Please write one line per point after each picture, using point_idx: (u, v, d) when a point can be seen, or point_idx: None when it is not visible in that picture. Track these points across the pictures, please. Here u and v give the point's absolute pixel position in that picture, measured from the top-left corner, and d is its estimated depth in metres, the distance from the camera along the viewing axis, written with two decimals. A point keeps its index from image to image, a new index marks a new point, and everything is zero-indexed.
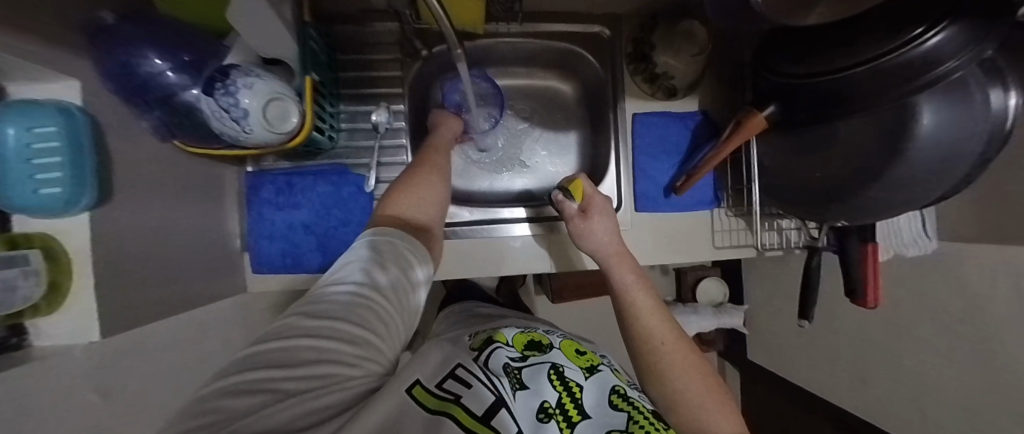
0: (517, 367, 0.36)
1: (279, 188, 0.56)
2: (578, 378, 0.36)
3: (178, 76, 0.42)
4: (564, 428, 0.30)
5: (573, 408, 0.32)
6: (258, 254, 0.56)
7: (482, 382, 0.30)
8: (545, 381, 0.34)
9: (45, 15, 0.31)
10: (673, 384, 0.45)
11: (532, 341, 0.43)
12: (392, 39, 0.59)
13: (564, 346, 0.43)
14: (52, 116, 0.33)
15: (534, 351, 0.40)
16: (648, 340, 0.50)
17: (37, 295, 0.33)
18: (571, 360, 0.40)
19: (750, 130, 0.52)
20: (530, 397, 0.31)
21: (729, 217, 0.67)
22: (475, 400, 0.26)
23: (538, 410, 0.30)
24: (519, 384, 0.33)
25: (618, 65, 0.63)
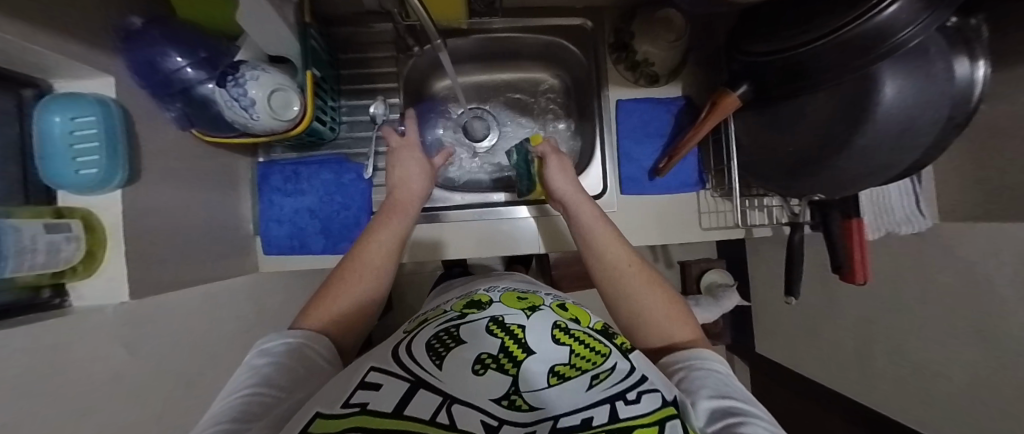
0: (454, 325, 0.35)
1: (287, 177, 0.61)
2: (519, 321, 0.35)
3: (195, 72, 0.47)
4: (508, 369, 0.28)
5: (516, 348, 0.30)
6: (267, 237, 0.61)
7: (399, 374, 0.27)
8: (484, 334, 0.33)
9: (69, 22, 0.36)
10: (636, 304, 0.45)
11: (471, 301, 0.43)
12: (387, 38, 0.65)
13: (503, 298, 0.43)
14: (93, 106, 0.40)
15: (473, 308, 0.40)
16: (609, 266, 0.49)
17: (76, 258, 0.39)
18: (509, 306, 0.39)
19: (724, 110, 0.54)
20: (467, 351, 0.30)
21: (715, 199, 0.68)
22: (385, 399, 0.23)
23: (474, 364, 0.29)
24: (454, 343, 0.32)
25: (601, 54, 0.66)
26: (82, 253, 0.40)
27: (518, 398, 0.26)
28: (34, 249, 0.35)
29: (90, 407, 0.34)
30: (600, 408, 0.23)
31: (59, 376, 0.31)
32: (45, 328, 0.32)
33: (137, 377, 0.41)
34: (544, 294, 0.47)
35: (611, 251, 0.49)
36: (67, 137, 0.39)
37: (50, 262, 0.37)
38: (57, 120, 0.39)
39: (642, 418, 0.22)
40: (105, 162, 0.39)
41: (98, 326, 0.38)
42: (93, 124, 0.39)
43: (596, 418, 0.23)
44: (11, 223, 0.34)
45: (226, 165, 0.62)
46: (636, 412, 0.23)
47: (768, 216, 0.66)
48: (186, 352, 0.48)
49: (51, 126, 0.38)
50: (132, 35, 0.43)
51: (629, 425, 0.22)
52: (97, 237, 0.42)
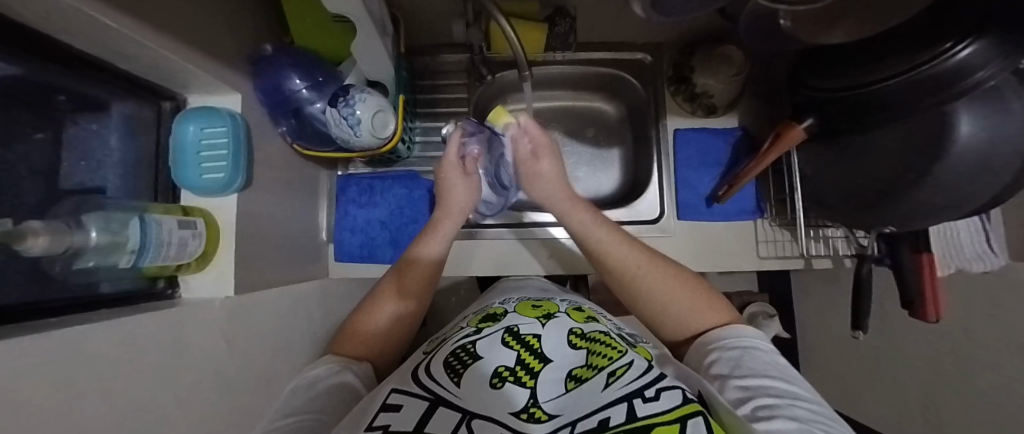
0: (472, 342, 0.43)
1: (362, 189, 0.69)
2: (533, 331, 0.44)
3: (310, 93, 0.53)
4: (527, 381, 0.36)
5: (534, 358, 0.39)
6: (341, 244, 0.68)
7: (417, 395, 0.34)
8: (500, 348, 0.41)
9: (204, 43, 0.42)
10: (661, 297, 0.47)
11: (487, 315, 0.52)
12: (460, 67, 0.71)
13: (518, 308, 0.53)
14: (224, 118, 0.45)
15: (488, 324, 0.49)
16: (626, 268, 0.50)
17: (197, 252, 0.42)
18: (526, 316, 0.49)
19: (787, 141, 0.56)
20: (485, 365, 0.38)
21: (773, 228, 0.69)
22: (408, 418, 0.30)
23: (492, 377, 0.36)
24: (473, 358, 0.40)
25: (660, 87, 0.70)
26: (196, 252, 0.42)
27: (537, 410, 0.33)
28: (168, 242, 0.39)
29: (187, 395, 0.36)
30: (618, 406, 0.29)
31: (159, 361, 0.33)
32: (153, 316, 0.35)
33: (228, 370, 0.43)
34: (559, 300, 0.58)
35: (622, 256, 0.51)
36: (196, 145, 0.44)
37: (175, 255, 0.40)
38: (190, 129, 0.44)
39: (664, 415, 0.27)
40: (228, 168, 0.44)
41: (201, 317, 0.40)
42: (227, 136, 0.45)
43: (612, 416, 0.28)
44: (155, 217, 0.38)
45: (311, 176, 0.67)
46: (654, 411, 0.28)
47: (829, 246, 0.67)
48: (267, 349, 0.51)
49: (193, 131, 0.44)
50: (263, 61, 0.50)
51: (648, 424, 0.26)
52: (212, 235, 0.45)
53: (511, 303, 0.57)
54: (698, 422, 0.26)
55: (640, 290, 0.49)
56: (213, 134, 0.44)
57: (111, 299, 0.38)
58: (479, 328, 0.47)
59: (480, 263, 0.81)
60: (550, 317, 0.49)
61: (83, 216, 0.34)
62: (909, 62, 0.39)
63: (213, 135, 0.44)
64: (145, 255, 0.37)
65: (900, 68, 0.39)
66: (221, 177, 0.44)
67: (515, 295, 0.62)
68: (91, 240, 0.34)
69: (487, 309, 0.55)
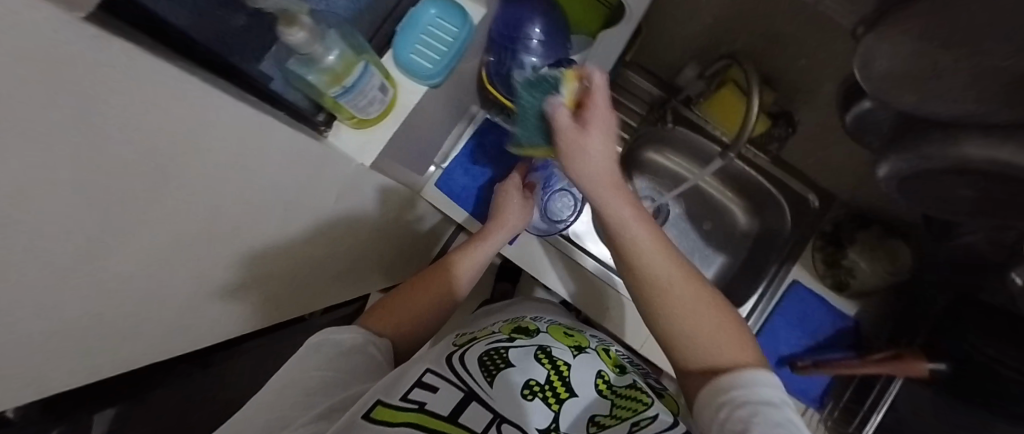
0: (505, 348, 0.44)
1: (496, 145, 0.72)
2: (564, 358, 0.44)
3: (536, 46, 0.52)
4: (552, 404, 0.38)
5: (562, 386, 0.40)
6: (448, 174, 0.71)
7: (451, 382, 0.37)
8: (532, 361, 0.42)
9: None
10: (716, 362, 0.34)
11: (519, 326, 0.51)
12: (647, 98, 0.70)
13: (552, 329, 0.51)
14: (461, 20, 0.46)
15: (520, 335, 0.48)
16: (692, 324, 0.36)
17: (370, 114, 0.44)
18: (559, 340, 0.48)
19: (902, 369, 0.53)
20: (516, 374, 0.40)
21: (818, 423, 0.66)
22: (442, 403, 0.34)
23: (523, 387, 0.38)
24: (503, 363, 0.41)
25: (809, 235, 0.67)
26: (375, 113, 0.44)
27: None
28: (367, 94, 0.40)
29: None
30: None
31: None
32: None
33: None
34: (592, 335, 0.55)
35: (699, 313, 0.36)
36: (426, 28, 0.45)
37: (363, 109, 0.42)
38: (431, 11, 0.45)
39: None
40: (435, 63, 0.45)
41: None
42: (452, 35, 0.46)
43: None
44: (372, 69, 0.40)
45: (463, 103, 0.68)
46: None
47: None
48: None
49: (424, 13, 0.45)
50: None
51: None
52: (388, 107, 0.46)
53: (541, 322, 0.54)
54: None
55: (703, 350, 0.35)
56: (443, 29, 0.46)
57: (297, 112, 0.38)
58: (511, 337, 0.47)
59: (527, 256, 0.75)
60: (583, 350, 0.47)
61: (331, 33, 0.35)
62: None
63: (442, 29, 0.45)
64: (348, 95, 0.38)
65: None
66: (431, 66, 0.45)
67: (544, 313, 0.58)
68: (326, 59, 0.35)
69: (519, 318, 0.53)
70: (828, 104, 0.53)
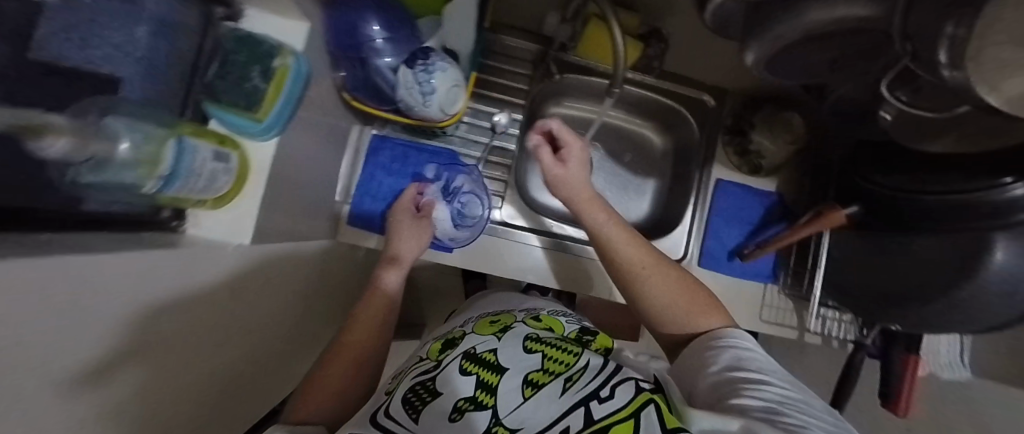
0: (431, 378, 0.42)
1: (395, 156, 0.64)
2: (489, 348, 0.44)
3: (384, 44, 0.46)
4: (487, 400, 0.36)
5: (491, 375, 0.39)
6: (359, 206, 0.64)
7: None
8: (458, 375, 0.40)
9: None
10: (666, 292, 0.49)
11: (447, 343, 0.51)
12: (528, 57, 0.68)
13: (477, 327, 0.52)
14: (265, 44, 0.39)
15: (446, 352, 0.47)
16: (628, 263, 0.52)
17: (219, 191, 0.38)
18: (483, 334, 0.49)
19: (827, 221, 0.58)
20: (445, 399, 0.37)
21: (780, 296, 0.71)
22: None
23: (452, 410, 0.36)
24: (431, 395, 0.38)
25: (715, 133, 0.70)
26: (227, 188, 0.38)
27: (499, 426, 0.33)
28: (199, 173, 0.33)
29: None
30: (577, 412, 0.32)
31: None
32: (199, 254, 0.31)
33: None
34: (518, 311, 0.57)
35: (629, 253, 0.52)
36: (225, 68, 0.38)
37: (205, 190, 0.35)
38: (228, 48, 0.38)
39: (619, 412, 0.30)
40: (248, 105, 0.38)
41: None
42: (274, 60, 0.39)
43: (571, 426, 0.30)
44: (191, 142, 0.33)
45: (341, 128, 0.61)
46: (607, 411, 0.31)
47: (828, 328, 0.69)
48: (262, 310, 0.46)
49: (225, 47, 0.37)
50: None
51: (606, 425, 0.29)
52: (240, 174, 0.40)
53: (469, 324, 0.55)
54: (649, 412, 0.30)
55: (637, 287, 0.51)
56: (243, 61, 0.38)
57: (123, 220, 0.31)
58: (438, 360, 0.46)
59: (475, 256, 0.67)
60: (507, 330, 0.49)
61: (112, 118, 0.25)
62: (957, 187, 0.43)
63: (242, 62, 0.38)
64: (171, 184, 0.31)
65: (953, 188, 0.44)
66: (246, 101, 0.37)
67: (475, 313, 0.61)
68: (119, 152, 0.26)
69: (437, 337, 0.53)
70: None
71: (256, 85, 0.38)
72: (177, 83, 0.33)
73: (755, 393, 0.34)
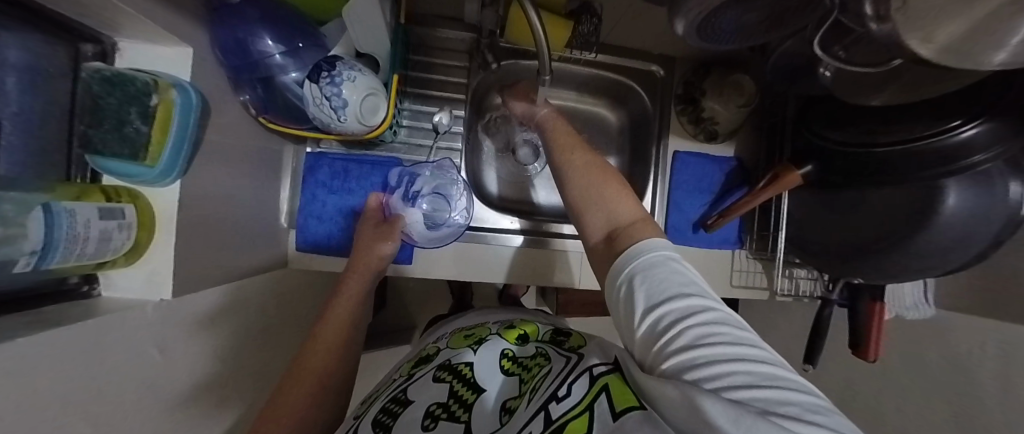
0: (402, 391, 0.40)
1: (336, 173, 0.61)
2: (465, 360, 0.42)
3: (284, 59, 0.45)
4: (460, 416, 0.34)
5: (466, 390, 0.37)
6: (304, 231, 0.61)
7: None
8: (430, 384, 0.39)
9: None
10: (590, 182, 0.44)
11: (421, 357, 0.49)
12: (462, 47, 0.64)
13: (452, 339, 0.50)
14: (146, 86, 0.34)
15: (420, 367, 0.46)
16: (562, 160, 0.48)
17: (122, 250, 0.34)
18: (457, 346, 0.46)
19: (784, 184, 0.56)
20: (415, 409, 0.36)
21: (749, 259, 0.71)
22: None
23: (422, 418, 0.34)
24: (401, 406, 0.37)
25: (668, 103, 0.67)
26: (130, 244, 0.35)
27: None
28: (84, 238, 0.29)
29: (126, 420, 0.31)
30: (535, 419, 0.27)
31: (101, 387, 0.28)
32: (103, 325, 0.29)
33: (166, 384, 0.37)
34: (491, 323, 0.54)
35: (563, 146, 0.49)
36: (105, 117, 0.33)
37: (96, 254, 0.31)
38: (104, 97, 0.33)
39: (574, 410, 0.26)
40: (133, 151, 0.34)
41: (142, 326, 0.34)
42: (150, 98, 0.34)
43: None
44: (65, 206, 0.28)
45: (272, 150, 0.58)
46: (567, 408, 0.26)
47: (796, 286, 0.70)
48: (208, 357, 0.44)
49: (93, 92, 0.33)
50: (224, 10, 0.41)
51: (562, 424, 0.25)
52: (146, 224, 0.36)
53: (444, 338, 0.53)
54: (601, 402, 0.25)
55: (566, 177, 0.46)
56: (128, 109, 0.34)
57: (25, 298, 0.29)
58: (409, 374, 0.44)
59: (434, 264, 0.66)
60: (484, 341, 0.46)
61: None
62: (910, 133, 0.41)
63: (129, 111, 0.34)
64: (50, 257, 0.27)
65: (904, 137, 0.42)
66: (128, 150, 0.33)
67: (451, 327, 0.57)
68: None
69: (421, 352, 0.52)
70: None
71: (137, 129, 0.34)
72: (48, 144, 0.30)
73: (674, 322, 0.28)
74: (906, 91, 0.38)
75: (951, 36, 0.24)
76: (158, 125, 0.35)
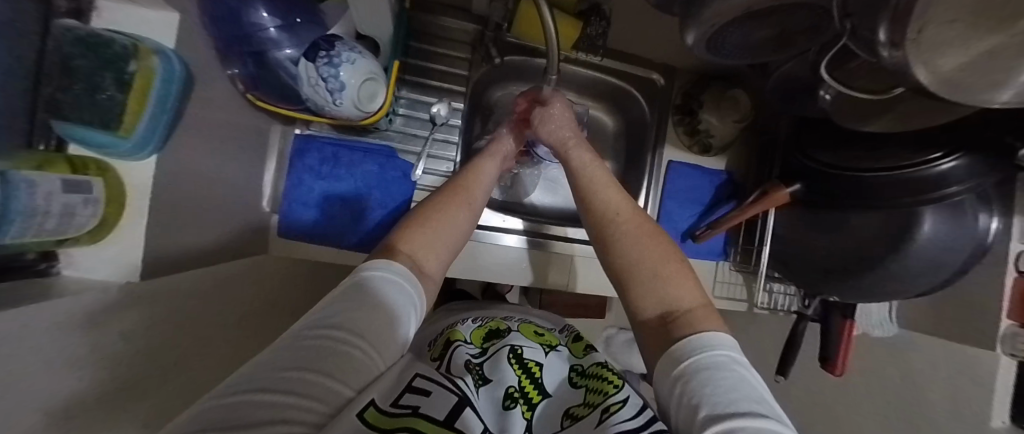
0: (477, 363, 0.41)
1: (325, 158, 0.59)
2: (536, 357, 0.43)
3: (278, 34, 0.42)
4: (525, 411, 0.36)
5: (533, 389, 0.38)
6: (288, 217, 0.58)
7: (444, 386, 0.31)
8: (504, 366, 0.40)
9: None
10: (642, 251, 0.43)
11: (490, 331, 0.48)
12: (466, 38, 0.62)
13: (522, 329, 0.49)
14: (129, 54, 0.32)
15: (491, 341, 0.46)
16: (607, 217, 0.47)
17: (88, 225, 0.32)
18: (529, 339, 0.46)
19: (772, 201, 0.58)
20: (494, 388, 0.37)
21: (731, 271, 0.73)
22: (438, 406, 0.27)
23: (504, 399, 0.36)
24: (481, 380, 0.38)
25: (666, 112, 0.68)
26: (99, 217, 0.33)
27: None
28: (45, 212, 0.26)
29: None
30: None
31: None
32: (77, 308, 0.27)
33: None
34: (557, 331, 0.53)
35: (608, 197, 0.49)
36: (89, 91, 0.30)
37: (58, 229, 0.29)
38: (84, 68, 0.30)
39: None
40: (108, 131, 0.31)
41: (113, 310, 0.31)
42: (128, 64, 0.32)
43: None
44: (26, 176, 0.25)
45: (257, 129, 0.55)
46: None
47: (773, 300, 0.72)
48: None
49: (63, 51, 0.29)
50: None
51: None
52: (115, 199, 0.34)
53: (513, 320, 0.52)
54: None
55: (614, 240, 0.45)
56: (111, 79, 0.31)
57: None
58: (484, 347, 0.44)
59: None
60: (553, 348, 0.46)
61: None
62: (894, 161, 0.44)
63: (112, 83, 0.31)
64: (6, 231, 0.24)
65: (888, 164, 0.44)
66: (98, 120, 0.31)
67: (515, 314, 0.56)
68: None
69: (488, 319, 0.51)
70: None
71: (109, 97, 0.31)
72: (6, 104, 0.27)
73: None
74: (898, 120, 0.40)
75: (959, 67, 0.25)
76: (135, 94, 0.33)
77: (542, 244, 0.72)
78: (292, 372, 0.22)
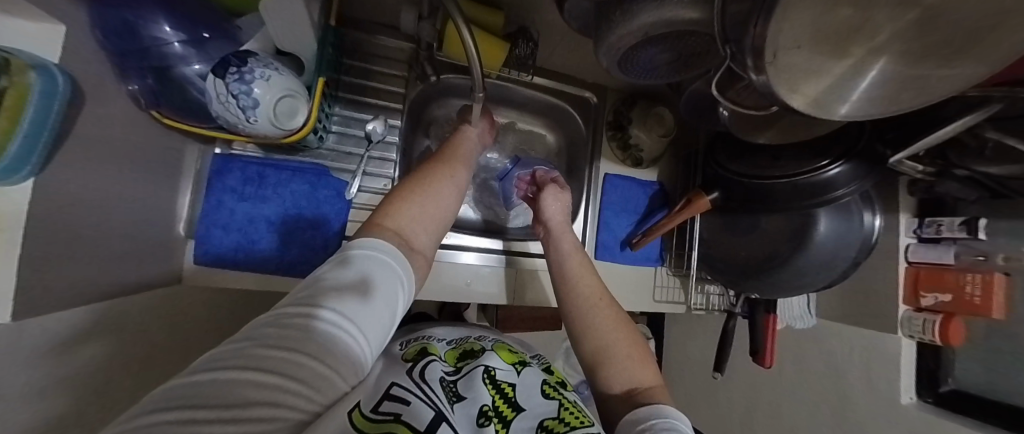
0: (452, 380, 0.38)
1: (248, 178, 0.56)
2: (507, 377, 0.39)
3: (183, 48, 0.42)
4: (500, 429, 0.32)
5: (506, 406, 0.35)
6: (204, 242, 0.54)
7: (417, 395, 0.30)
8: (478, 383, 0.37)
9: None
10: (611, 327, 0.46)
11: (465, 351, 0.45)
12: (402, 57, 0.63)
13: (497, 349, 0.46)
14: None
15: (465, 361, 0.42)
16: (583, 295, 0.50)
17: None
18: (502, 359, 0.42)
19: (696, 207, 0.61)
20: (468, 406, 0.34)
21: (669, 276, 0.77)
22: (414, 413, 0.26)
23: (477, 416, 0.32)
24: (455, 397, 0.35)
25: (600, 128, 0.72)
26: None
27: None
28: None
29: None
30: None
31: None
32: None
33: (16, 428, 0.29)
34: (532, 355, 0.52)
35: (587, 275, 0.52)
36: None
37: None
38: None
39: None
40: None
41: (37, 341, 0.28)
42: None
43: None
44: None
45: (170, 149, 0.51)
46: None
47: (709, 301, 0.77)
48: None
49: None
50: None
51: None
52: None
53: (488, 340, 0.49)
54: None
55: (586, 316, 0.48)
56: None
57: None
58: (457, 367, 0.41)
59: None
60: (526, 366, 0.43)
61: None
62: (792, 169, 0.49)
63: None
64: None
65: (787, 171, 0.50)
66: None
67: (490, 335, 0.53)
68: None
69: (464, 341, 0.49)
70: (547, 11, 0.53)
71: None
72: None
73: None
74: (783, 133, 0.46)
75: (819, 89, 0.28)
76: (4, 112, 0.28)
77: (515, 261, 0.71)
78: (245, 373, 0.19)
